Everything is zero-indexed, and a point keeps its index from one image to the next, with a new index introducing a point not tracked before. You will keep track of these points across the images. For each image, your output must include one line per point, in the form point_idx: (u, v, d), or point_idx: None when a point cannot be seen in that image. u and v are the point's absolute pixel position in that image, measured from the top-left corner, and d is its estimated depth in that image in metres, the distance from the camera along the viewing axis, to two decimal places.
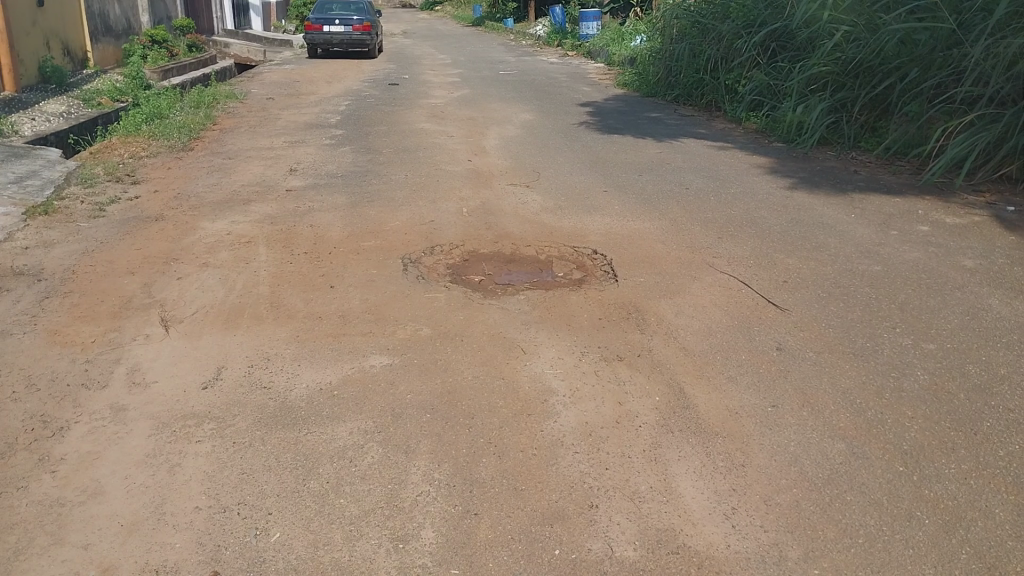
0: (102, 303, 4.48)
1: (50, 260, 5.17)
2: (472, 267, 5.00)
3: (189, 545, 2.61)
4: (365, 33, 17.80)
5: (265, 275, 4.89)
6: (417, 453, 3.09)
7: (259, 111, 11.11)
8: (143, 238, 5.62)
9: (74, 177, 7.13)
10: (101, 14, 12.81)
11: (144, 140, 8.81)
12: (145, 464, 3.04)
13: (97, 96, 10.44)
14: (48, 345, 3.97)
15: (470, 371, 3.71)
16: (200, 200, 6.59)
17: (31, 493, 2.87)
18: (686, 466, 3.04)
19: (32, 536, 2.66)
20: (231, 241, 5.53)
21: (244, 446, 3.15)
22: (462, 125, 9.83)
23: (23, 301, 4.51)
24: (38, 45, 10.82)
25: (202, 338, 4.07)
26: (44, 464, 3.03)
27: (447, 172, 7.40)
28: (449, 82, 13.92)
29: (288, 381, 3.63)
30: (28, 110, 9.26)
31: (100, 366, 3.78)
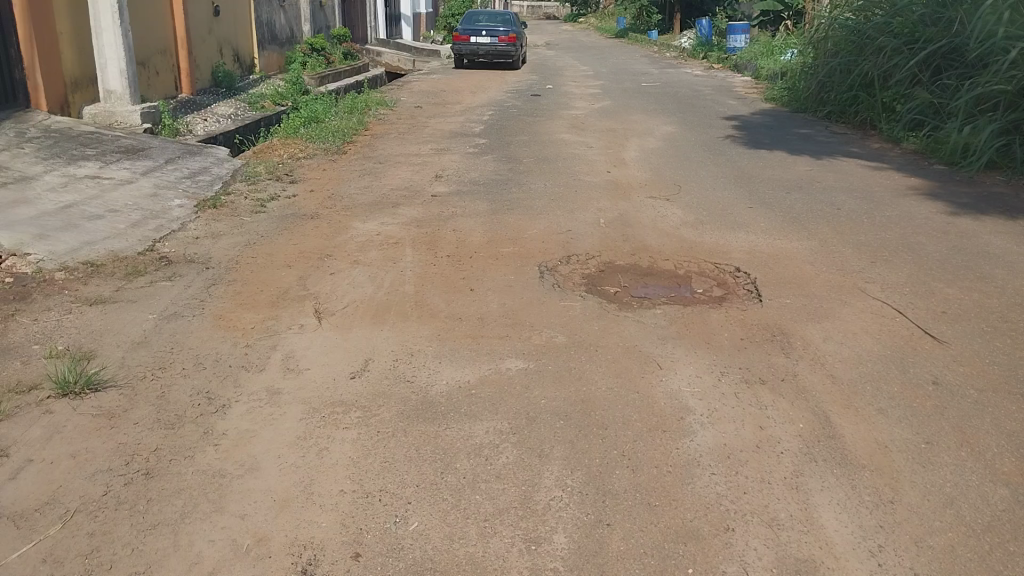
0: (262, 293, 4.80)
1: (217, 250, 5.58)
2: (609, 279, 5.00)
3: (335, 526, 2.76)
4: (511, 43, 18.17)
5: (410, 276, 5.08)
6: (550, 458, 3.12)
7: (407, 118, 11.56)
8: (300, 234, 5.97)
9: (239, 175, 7.68)
10: (268, 24, 13.70)
11: (302, 143, 9.37)
12: (297, 445, 3.23)
13: (261, 99, 11.19)
14: (214, 328, 4.30)
15: (605, 382, 3.71)
16: (352, 201, 6.94)
17: (196, 463, 3.11)
18: (830, 497, 2.91)
19: (196, 502, 2.88)
20: (379, 241, 5.78)
21: (387, 436, 3.28)
22: (603, 136, 9.84)
23: (193, 286, 4.89)
24: (213, 52, 11.72)
25: (352, 331, 4.28)
26: (208, 437, 3.28)
27: (586, 183, 7.44)
28: (590, 94, 13.96)
29: (428, 377, 3.76)
30: (201, 111, 10.04)
31: (258, 351, 4.05)
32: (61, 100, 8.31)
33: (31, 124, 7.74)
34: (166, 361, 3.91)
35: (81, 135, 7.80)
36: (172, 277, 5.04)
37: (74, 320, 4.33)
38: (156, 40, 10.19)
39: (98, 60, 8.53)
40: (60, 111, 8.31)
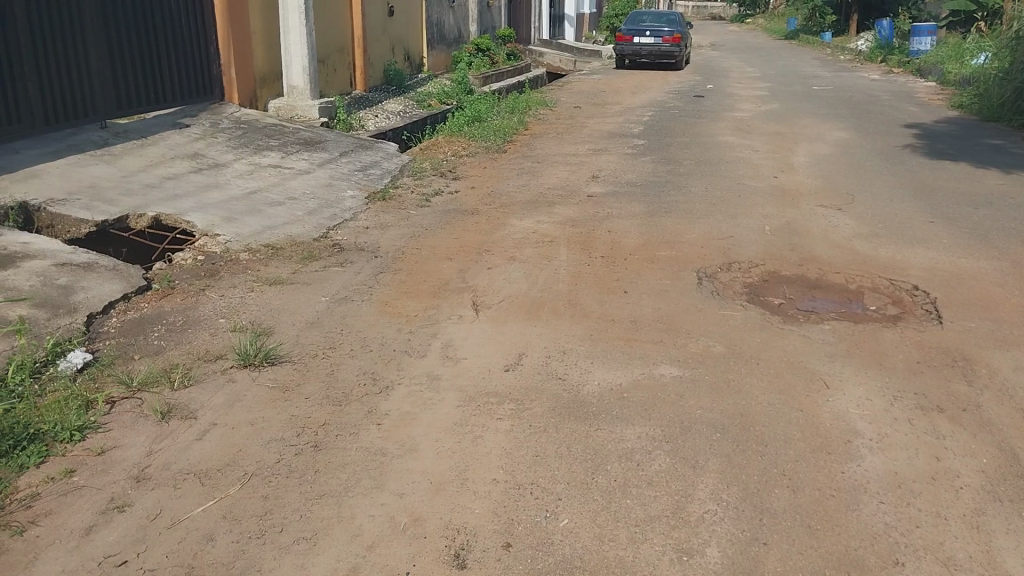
0: (424, 283, 4.98)
1: (384, 240, 5.85)
2: (772, 289, 4.81)
3: (487, 513, 2.82)
4: (674, 44, 17.86)
5: (564, 274, 5.11)
6: (704, 470, 3.04)
7: (567, 119, 11.63)
8: (460, 229, 6.15)
9: (406, 170, 8.01)
10: (437, 24, 14.20)
11: (465, 140, 9.63)
12: (453, 431, 3.33)
13: (428, 97, 11.60)
14: (379, 313, 4.50)
15: (765, 398, 3.57)
16: (510, 199, 7.06)
17: (360, 439, 3.28)
18: (1016, 542, 2.66)
19: (359, 477, 3.04)
20: (535, 239, 5.85)
21: (540, 430, 3.32)
22: (769, 140, 9.47)
23: (361, 273, 5.15)
24: (385, 51, 12.29)
25: (507, 325, 4.37)
26: (371, 416, 3.45)
27: (750, 188, 7.19)
28: (756, 96, 13.46)
29: (581, 377, 3.77)
30: (373, 107, 10.55)
31: (419, 338, 4.21)
32: (251, 94, 8.99)
33: (224, 115, 8.40)
34: (334, 342, 4.14)
35: (267, 127, 8.39)
36: (343, 263, 5.33)
37: (255, 297, 4.68)
38: (336, 39, 10.81)
39: (284, 57, 9.16)
40: (249, 105, 8.99)
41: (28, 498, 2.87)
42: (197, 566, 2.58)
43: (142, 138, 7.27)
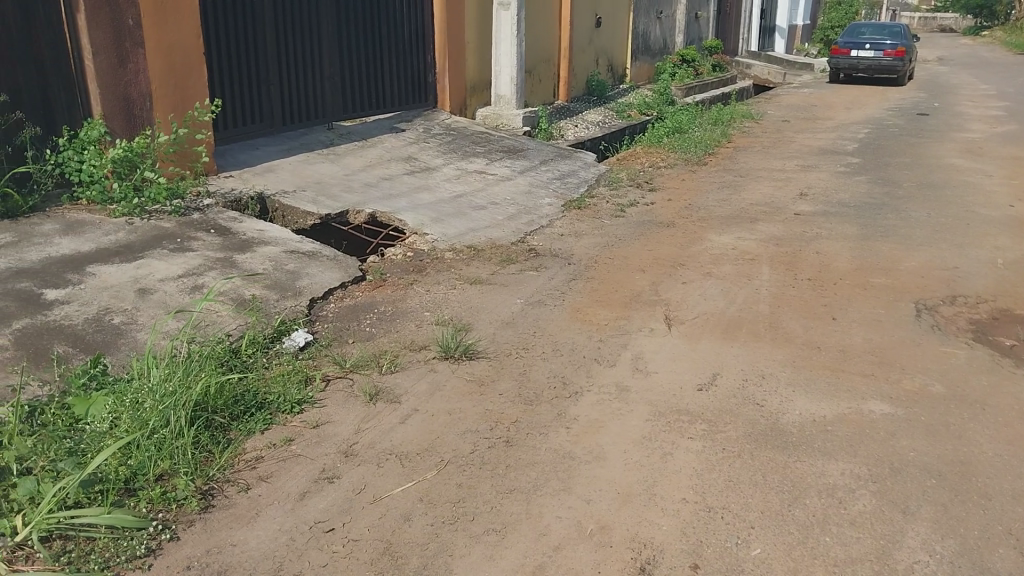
0: (617, 293, 4.98)
1: (580, 247, 5.92)
2: (1002, 328, 4.36)
3: (674, 531, 2.77)
4: (898, 58, 16.61)
5: (765, 295, 4.92)
6: (916, 517, 2.81)
7: (773, 133, 11.17)
8: (656, 241, 6.09)
9: (604, 179, 8.05)
10: (643, 35, 14.15)
11: (665, 151, 9.52)
12: (643, 444, 3.31)
13: (628, 108, 11.58)
14: (572, 320, 4.56)
15: (990, 448, 3.24)
16: (710, 213, 6.90)
17: (549, 441, 3.33)
18: None
19: (548, 478, 3.09)
20: (735, 256, 5.68)
21: (733, 454, 3.22)
22: (1006, 165, 8.58)
23: (556, 279, 5.24)
24: (589, 61, 12.42)
25: (701, 342, 4.27)
26: (561, 420, 3.50)
27: (980, 216, 6.55)
28: (992, 116, 12.24)
29: (779, 404, 3.61)
30: (574, 117, 10.70)
31: (610, 347, 4.21)
32: (461, 101, 9.41)
33: (436, 121, 8.86)
34: (528, 343, 4.24)
35: (474, 134, 8.76)
36: (538, 267, 5.45)
37: (456, 295, 4.89)
38: (543, 49, 11.07)
39: (494, 67, 9.51)
40: (459, 111, 9.41)
41: (254, 459, 3.16)
42: (395, 543, 2.73)
43: (363, 140, 7.84)
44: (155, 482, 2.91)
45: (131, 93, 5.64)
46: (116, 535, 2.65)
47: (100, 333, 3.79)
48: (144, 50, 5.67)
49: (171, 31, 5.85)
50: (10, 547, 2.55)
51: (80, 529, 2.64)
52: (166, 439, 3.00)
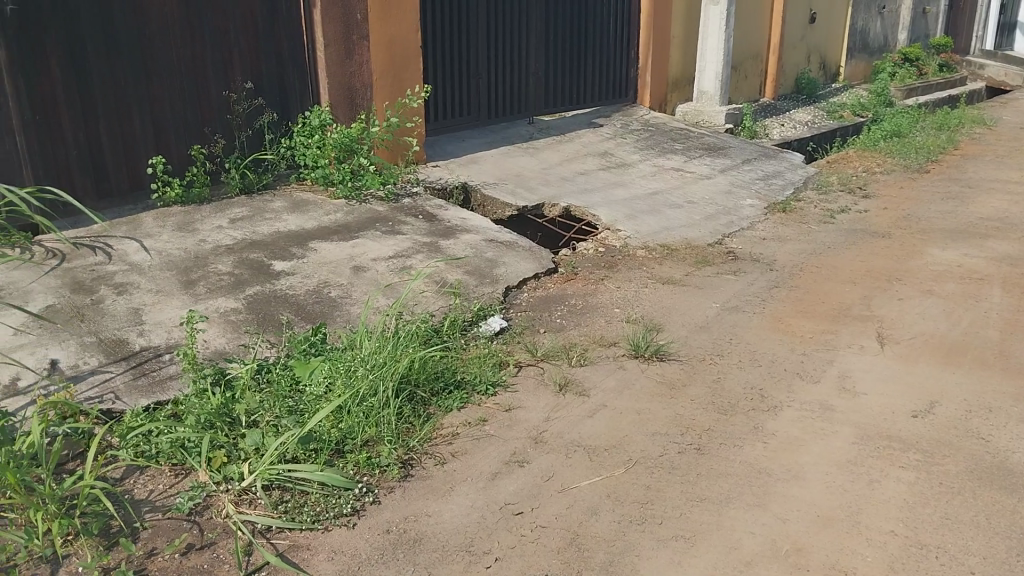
0: (822, 304, 4.69)
1: (783, 253, 5.64)
2: None
3: (880, 565, 2.58)
4: None
5: (995, 320, 4.45)
6: None
7: (1009, 140, 10.08)
8: (869, 251, 5.68)
9: (811, 182, 7.60)
10: (862, 31, 13.23)
11: (881, 156, 8.86)
12: (847, 468, 3.10)
13: (841, 108, 10.88)
14: (772, 330, 4.36)
15: None
16: (931, 226, 6.34)
17: (744, 453, 3.21)
18: None
19: (740, 491, 2.97)
20: (960, 274, 5.18)
21: (952, 490, 2.94)
22: None
23: (756, 285, 5.02)
24: (800, 59, 11.79)
25: (918, 365, 3.94)
26: (757, 433, 3.35)
27: None
28: None
29: (1009, 442, 3.25)
30: (780, 116, 10.21)
31: (813, 362, 3.98)
32: (662, 97, 9.26)
33: (636, 117, 8.78)
34: (724, 350, 4.10)
35: (674, 130, 8.58)
36: (737, 272, 5.25)
37: (650, 294, 4.82)
38: (751, 46, 10.66)
39: (699, 63, 9.26)
40: (660, 107, 9.27)
41: (450, 435, 3.28)
42: (582, 535, 2.74)
43: (562, 134, 7.92)
44: (362, 446, 3.10)
45: (355, 82, 6.03)
46: (327, 492, 2.85)
47: (318, 304, 4.10)
48: (368, 43, 6.05)
49: (392, 24, 6.18)
50: (238, 490, 2.82)
51: (296, 482, 2.87)
52: (373, 407, 3.20)
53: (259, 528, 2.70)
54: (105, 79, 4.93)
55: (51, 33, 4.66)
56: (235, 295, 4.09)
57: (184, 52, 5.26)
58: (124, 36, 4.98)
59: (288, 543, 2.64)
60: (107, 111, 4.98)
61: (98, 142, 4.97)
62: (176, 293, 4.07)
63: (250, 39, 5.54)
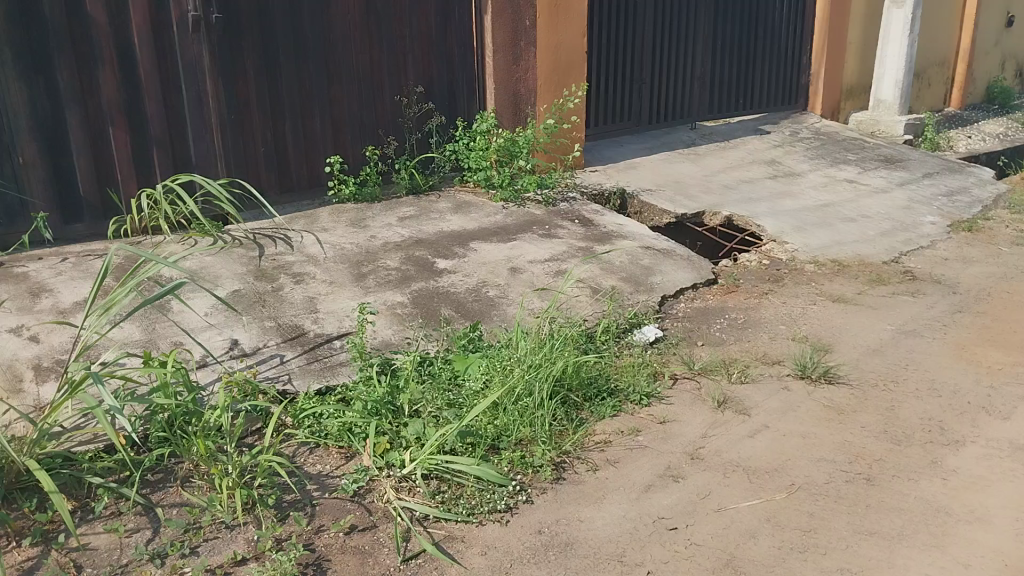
0: (1014, 334, 4.29)
1: (968, 276, 5.21)
2: None
3: None
4: None
5: None
6: None
7: None
8: None
9: (1002, 199, 6.97)
10: None
11: None
12: None
13: None
14: (955, 358, 4.02)
15: None
16: None
17: (921, 489, 2.98)
18: None
19: (916, 529, 2.76)
20: None
21: None
22: None
23: (936, 308, 4.66)
24: (993, 65, 10.85)
25: None
26: (937, 468, 3.10)
27: None
28: None
29: None
30: (967, 127, 9.44)
31: (1003, 396, 3.64)
32: (835, 105, 8.80)
33: (805, 125, 8.38)
34: (899, 377, 3.83)
35: (847, 140, 8.12)
36: (915, 293, 4.90)
37: (817, 311, 4.58)
38: (937, 52, 9.92)
39: (877, 70, 8.70)
40: (832, 115, 8.81)
41: (603, 441, 3.25)
42: (740, 558, 2.64)
43: (726, 141, 7.69)
44: (516, 445, 3.13)
45: (520, 87, 6.12)
46: (482, 487, 2.90)
47: (478, 303, 4.18)
48: (535, 48, 6.12)
49: (560, 29, 6.21)
50: (398, 476, 2.92)
51: (453, 474, 2.93)
52: (528, 408, 3.22)
53: (418, 515, 2.78)
54: (293, 82, 5.27)
55: (249, 39, 5.03)
56: (401, 290, 4.26)
57: (364, 57, 5.53)
58: (312, 40, 5.29)
59: (444, 533, 2.71)
60: (293, 113, 5.32)
61: (283, 141, 5.32)
62: (347, 285, 4.28)
63: (424, 45, 5.76)
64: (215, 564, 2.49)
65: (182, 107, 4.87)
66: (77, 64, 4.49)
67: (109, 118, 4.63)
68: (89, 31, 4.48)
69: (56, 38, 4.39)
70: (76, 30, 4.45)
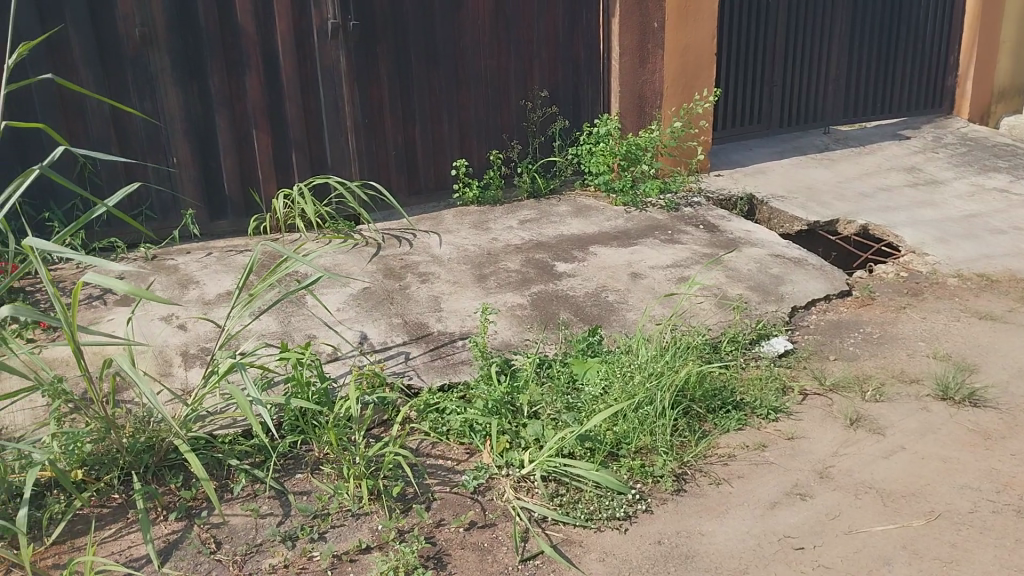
0: None
1: None
2: None
3: None
4: None
5: None
6: None
7: None
8: None
9: None
10: None
11: None
12: None
13: None
14: None
15: None
16: None
17: None
18: None
19: None
20: None
21: None
22: None
23: None
24: None
25: None
26: None
27: None
28: None
29: None
30: None
31: None
32: (984, 109, 8.21)
33: (951, 130, 7.87)
34: None
35: (998, 146, 7.54)
36: None
37: (961, 328, 4.28)
38: None
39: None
40: (981, 120, 8.23)
41: (726, 455, 3.16)
42: None
43: (861, 146, 7.32)
44: (636, 453, 3.09)
45: (645, 91, 6.06)
46: (600, 493, 2.87)
47: (598, 307, 4.15)
48: (663, 51, 6.03)
49: (689, 32, 6.09)
50: (517, 476, 2.94)
51: (571, 478, 2.92)
52: (649, 416, 3.16)
53: (536, 516, 2.79)
54: (424, 87, 5.42)
55: (384, 45, 5.21)
56: (521, 292, 4.29)
57: (492, 62, 5.62)
58: (443, 46, 5.42)
59: (562, 536, 2.71)
60: (422, 117, 5.46)
61: (412, 144, 5.48)
62: (469, 286, 4.36)
63: (550, 49, 5.79)
64: (341, 550, 2.58)
65: (319, 112, 5.09)
66: (227, 71, 4.78)
67: (253, 122, 4.91)
68: (239, 40, 4.77)
69: (209, 47, 4.69)
70: (228, 37, 4.74)
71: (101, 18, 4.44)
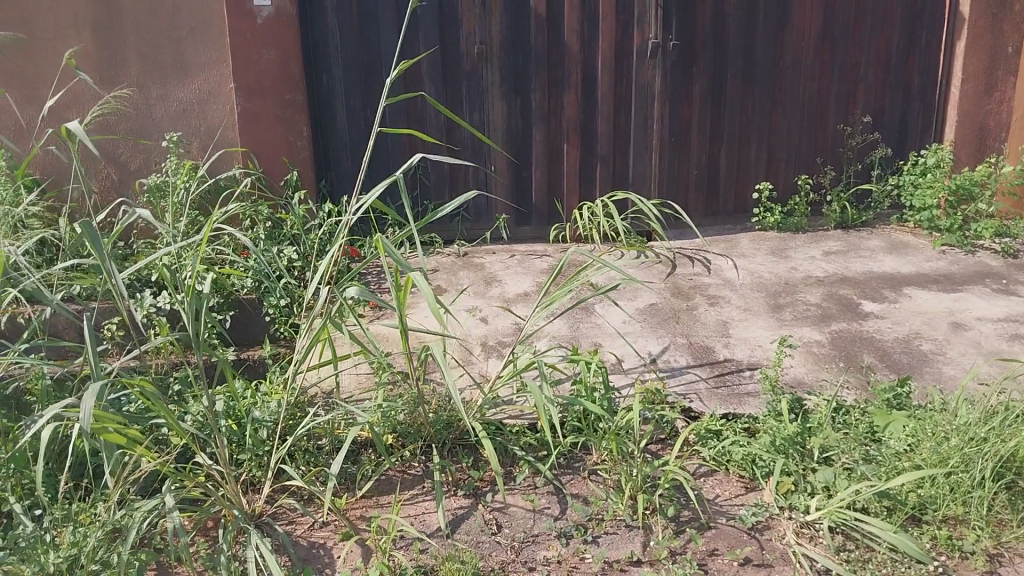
0: None
1: None
2: None
3: None
4: None
5: None
6: None
7: None
8: None
9: None
10: None
11: None
12: None
13: None
14: None
15: None
16: None
17: None
18: None
19: None
20: None
21: None
22: None
23: None
24: None
25: None
26: None
27: None
28: None
29: None
30: None
31: None
32: None
33: None
34: None
35: None
36: None
37: None
38: None
39: None
40: None
41: None
42: None
43: None
44: (941, 522, 2.77)
45: (988, 122, 5.42)
46: (896, 557, 2.62)
47: (909, 355, 3.77)
48: (1016, 78, 5.37)
49: None
50: (801, 521, 2.77)
51: (863, 534, 2.69)
52: (962, 484, 2.81)
53: (819, 567, 2.62)
54: (736, 108, 5.33)
55: (701, 65, 5.20)
56: (820, 328, 4.05)
57: (812, 84, 5.37)
58: (761, 67, 5.29)
59: None
60: (731, 138, 5.38)
61: (717, 165, 5.42)
62: (762, 314, 4.21)
63: (880, 72, 5.40)
64: (613, 558, 2.63)
65: (630, 129, 5.21)
66: (549, 87, 5.08)
67: (566, 136, 5.15)
68: (563, 58, 5.03)
69: (536, 64, 5.01)
70: (554, 56, 5.03)
71: (448, 35, 4.90)
